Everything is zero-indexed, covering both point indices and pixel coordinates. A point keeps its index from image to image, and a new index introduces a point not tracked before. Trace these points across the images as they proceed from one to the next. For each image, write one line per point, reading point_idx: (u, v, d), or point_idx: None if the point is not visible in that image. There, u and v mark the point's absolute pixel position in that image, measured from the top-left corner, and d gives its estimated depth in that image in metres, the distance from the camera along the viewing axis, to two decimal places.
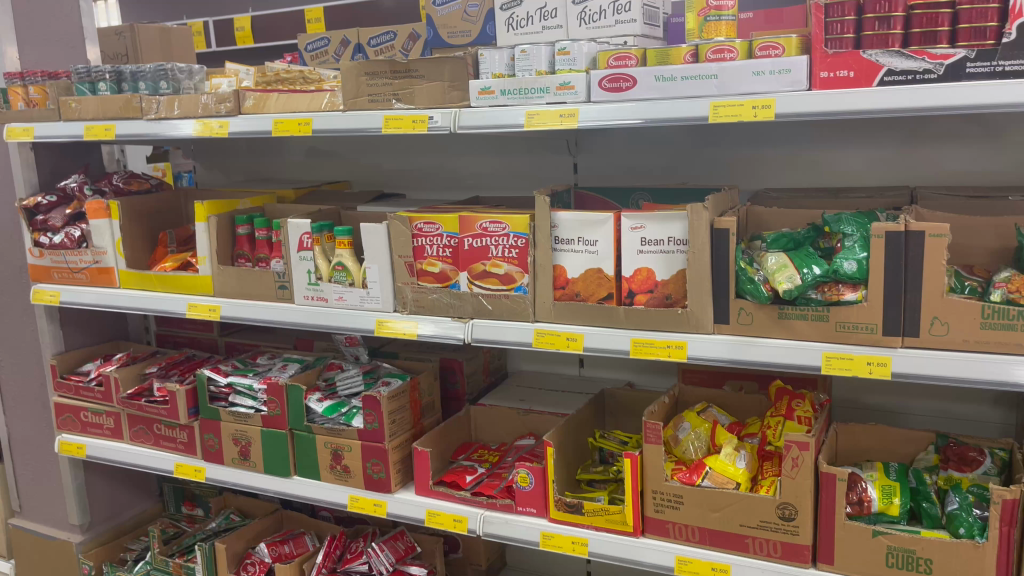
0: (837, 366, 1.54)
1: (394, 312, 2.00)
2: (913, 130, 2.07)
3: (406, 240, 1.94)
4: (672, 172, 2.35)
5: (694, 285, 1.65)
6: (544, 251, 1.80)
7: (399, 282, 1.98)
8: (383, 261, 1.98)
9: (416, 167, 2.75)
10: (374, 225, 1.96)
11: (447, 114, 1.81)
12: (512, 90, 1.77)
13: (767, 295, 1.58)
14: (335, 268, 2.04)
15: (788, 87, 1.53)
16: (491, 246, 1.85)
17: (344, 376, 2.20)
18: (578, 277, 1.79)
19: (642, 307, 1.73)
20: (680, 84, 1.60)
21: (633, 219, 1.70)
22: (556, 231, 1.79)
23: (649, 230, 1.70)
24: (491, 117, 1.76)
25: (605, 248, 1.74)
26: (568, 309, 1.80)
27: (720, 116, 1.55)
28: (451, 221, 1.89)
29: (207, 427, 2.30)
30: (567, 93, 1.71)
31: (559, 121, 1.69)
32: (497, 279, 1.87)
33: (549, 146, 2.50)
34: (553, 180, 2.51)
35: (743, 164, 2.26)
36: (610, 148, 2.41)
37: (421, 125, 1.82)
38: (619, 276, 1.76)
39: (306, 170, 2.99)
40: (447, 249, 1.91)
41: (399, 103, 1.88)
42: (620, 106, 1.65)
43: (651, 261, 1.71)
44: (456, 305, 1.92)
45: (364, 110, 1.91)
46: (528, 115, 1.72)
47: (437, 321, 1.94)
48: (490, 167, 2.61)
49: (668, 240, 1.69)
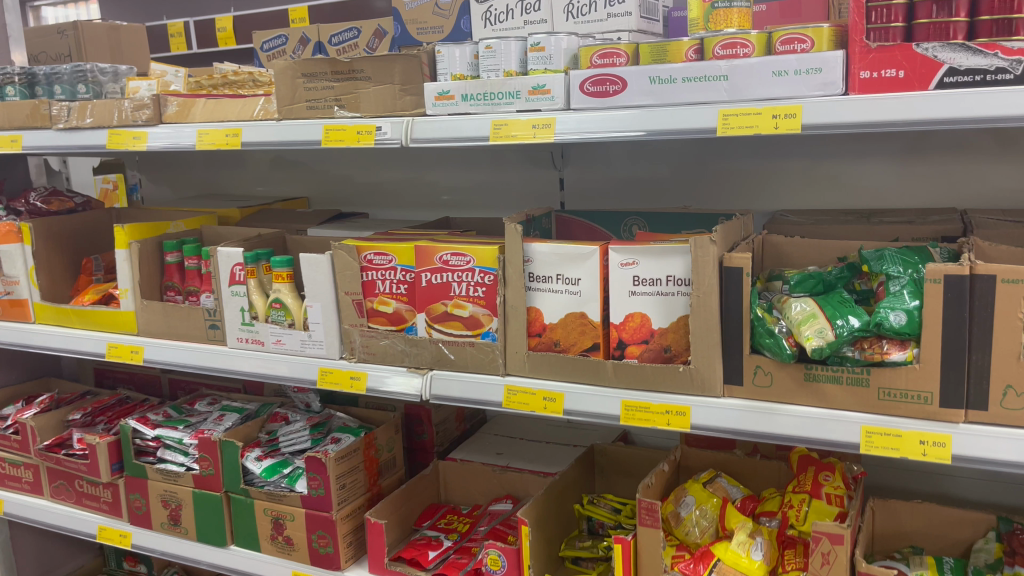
0: (881, 445, 1.22)
1: (340, 360, 1.67)
2: (917, 141, 1.77)
3: (353, 274, 1.62)
4: (672, 190, 2.02)
5: (699, 337, 1.33)
6: (516, 290, 1.47)
7: (346, 323, 1.65)
8: (328, 299, 1.66)
9: (383, 181, 2.43)
10: (316, 256, 1.65)
11: (398, 124, 1.49)
12: (476, 93, 1.44)
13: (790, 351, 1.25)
14: (272, 306, 1.73)
15: (818, 90, 1.20)
16: (453, 283, 1.53)
17: (289, 431, 1.89)
18: (557, 322, 1.46)
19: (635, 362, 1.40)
20: (680, 86, 1.28)
21: (624, 253, 1.38)
22: (530, 266, 1.46)
23: (644, 268, 1.38)
24: (449, 128, 1.44)
25: (590, 288, 1.42)
26: (544, 362, 1.47)
27: (731, 127, 1.23)
28: (406, 252, 1.57)
29: (133, 487, 1.98)
30: (541, 98, 1.39)
31: (531, 132, 1.37)
32: (461, 323, 1.54)
33: (533, 159, 2.17)
34: (536, 198, 2.19)
35: (755, 180, 1.93)
36: (601, 161, 2.09)
37: (368, 138, 1.51)
38: (607, 322, 1.44)
39: (265, 185, 2.67)
40: (402, 284, 1.59)
41: (343, 111, 1.56)
42: (605, 115, 1.33)
43: (645, 304, 1.38)
44: (412, 353, 1.60)
45: (301, 119, 1.59)
46: (493, 125, 1.40)
47: (389, 371, 1.61)
48: (465, 182, 2.29)
49: (666, 279, 1.37)
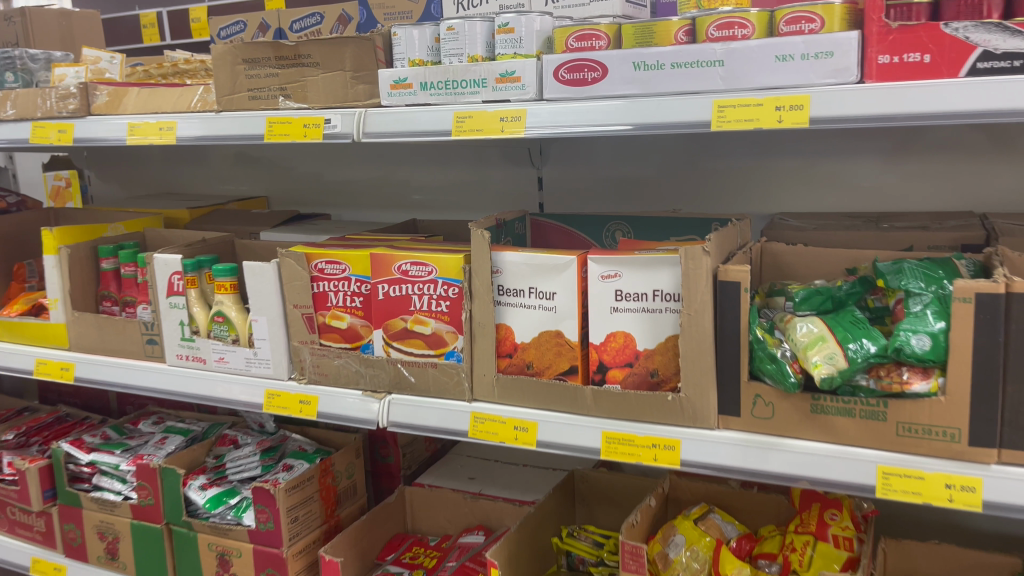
0: (899, 489, 1.06)
1: (288, 381, 1.49)
2: (905, 139, 1.62)
3: (303, 285, 1.45)
4: (660, 190, 1.85)
5: (690, 361, 1.16)
6: (483, 305, 1.30)
7: (295, 340, 1.48)
8: (275, 312, 1.48)
9: (350, 179, 2.24)
10: (261, 264, 1.47)
11: (349, 116, 1.31)
12: (438, 81, 1.26)
13: (795, 380, 1.08)
14: (213, 320, 1.54)
15: (829, 78, 1.02)
16: (413, 296, 1.36)
17: (237, 456, 1.71)
18: (529, 342, 1.28)
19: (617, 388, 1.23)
20: (669, 72, 1.11)
21: (605, 264, 1.21)
22: (499, 277, 1.29)
23: (627, 281, 1.21)
24: (406, 120, 1.26)
25: (567, 304, 1.24)
26: (516, 387, 1.30)
27: (727, 120, 1.06)
28: (360, 260, 1.40)
29: (67, 516, 1.80)
30: (510, 87, 1.21)
31: (497, 124, 1.20)
32: (423, 341, 1.37)
33: (510, 156, 2.00)
34: (514, 198, 2.02)
35: (751, 180, 1.77)
36: (583, 159, 1.91)
37: (315, 132, 1.33)
38: (586, 343, 1.27)
39: (224, 183, 2.47)
40: (357, 297, 1.42)
41: (288, 101, 1.39)
42: (582, 107, 1.16)
43: (629, 322, 1.21)
44: (368, 374, 1.42)
45: (243, 111, 1.42)
46: (455, 118, 1.23)
47: (343, 395, 1.44)
48: (437, 181, 2.11)
49: (652, 294, 1.20)
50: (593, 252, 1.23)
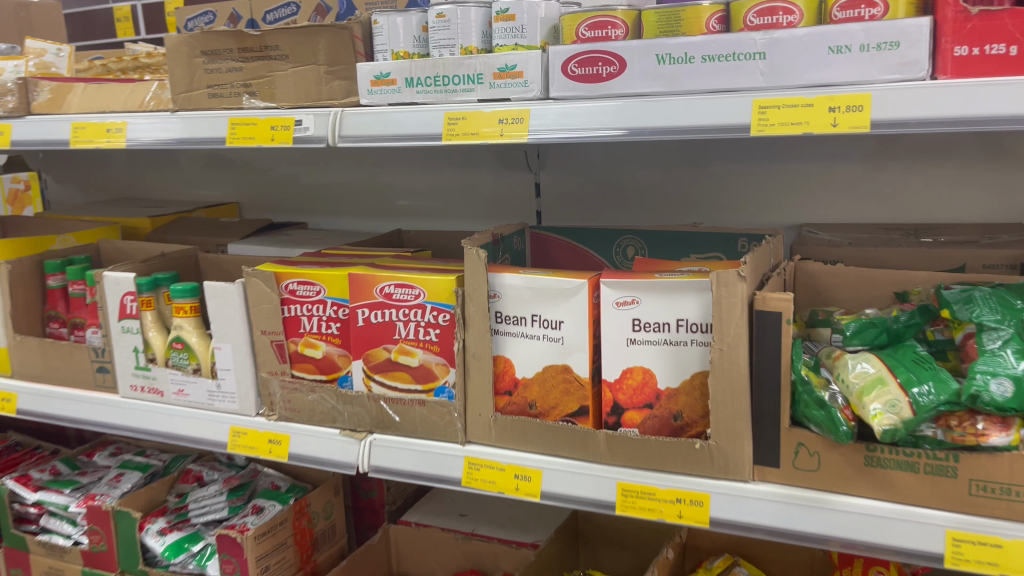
0: (971, 557, 0.90)
1: (256, 417, 1.32)
2: (882, 145, 1.51)
3: (272, 308, 1.27)
4: (670, 197, 1.69)
5: (721, 403, 0.99)
6: (478, 335, 1.13)
7: (263, 371, 1.30)
8: (240, 339, 1.30)
9: (329, 183, 2.06)
10: (223, 285, 1.29)
11: (323, 117, 1.14)
12: (426, 76, 1.09)
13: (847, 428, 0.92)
14: (171, 346, 1.37)
15: (893, 74, 0.86)
16: (398, 323, 1.19)
17: (201, 496, 1.52)
18: (532, 378, 1.11)
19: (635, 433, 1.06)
20: (699, 66, 0.94)
21: (621, 290, 1.05)
22: (497, 303, 1.12)
23: (647, 309, 1.04)
24: (389, 121, 1.09)
25: (576, 334, 1.08)
26: (516, 429, 1.13)
27: (769, 123, 0.89)
28: (338, 282, 1.23)
29: (14, 560, 1.62)
30: (510, 83, 1.04)
31: (495, 127, 1.03)
32: (409, 375, 1.20)
33: (504, 160, 1.83)
34: (509, 206, 1.85)
35: (770, 186, 1.61)
36: (585, 163, 1.74)
37: (284, 135, 1.16)
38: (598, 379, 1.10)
39: (192, 188, 2.28)
40: (335, 323, 1.25)
41: (254, 99, 1.21)
42: (595, 106, 0.98)
43: (647, 357, 1.05)
44: (346, 411, 1.24)
45: (201, 111, 1.24)
46: (447, 120, 1.06)
47: (318, 434, 1.26)
48: (424, 186, 1.94)
49: (676, 324, 1.03)
50: (606, 275, 1.07)
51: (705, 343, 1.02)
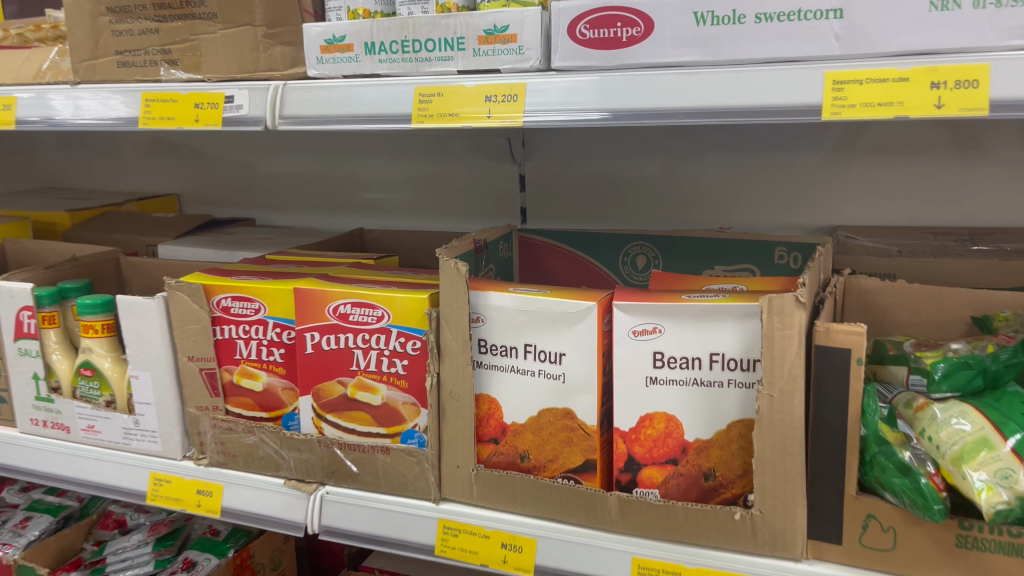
0: None
1: (182, 462, 1.07)
2: (900, 136, 1.31)
3: (200, 329, 1.03)
4: (677, 192, 1.45)
5: (769, 464, 0.77)
6: (456, 368, 0.90)
7: (191, 406, 1.06)
8: (161, 366, 1.06)
9: (284, 173, 1.81)
10: (140, 300, 1.04)
11: (259, 92, 0.90)
12: (392, 41, 0.85)
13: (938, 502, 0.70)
14: (79, 373, 1.12)
15: (1014, 39, 0.64)
16: (355, 351, 0.95)
17: (121, 547, 1.27)
18: (525, 424, 0.89)
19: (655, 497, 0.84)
20: (751, 28, 0.71)
21: (640, 316, 0.83)
22: (480, 328, 0.89)
23: (671, 340, 0.82)
24: (345, 98, 0.85)
25: (580, 370, 0.85)
26: (504, 487, 0.90)
27: (846, 101, 0.67)
28: (282, 298, 0.99)
29: None
30: (500, 50, 0.81)
31: (480, 106, 0.80)
32: (370, 416, 0.96)
33: (484, 150, 1.58)
34: (488, 202, 1.61)
35: (796, 182, 1.38)
36: (578, 153, 1.51)
37: (211, 115, 0.92)
38: (605, 425, 0.88)
39: (127, 177, 2.01)
40: (278, 348, 1.01)
41: (173, 69, 0.96)
42: (613, 79, 0.76)
43: (671, 400, 0.83)
44: (291, 457, 1.01)
45: (109, 83, 0.99)
46: (418, 96, 0.83)
47: (258, 485, 1.03)
48: (392, 177, 1.69)
49: (709, 360, 0.81)
50: (618, 296, 0.84)
51: (744, 385, 0.81)
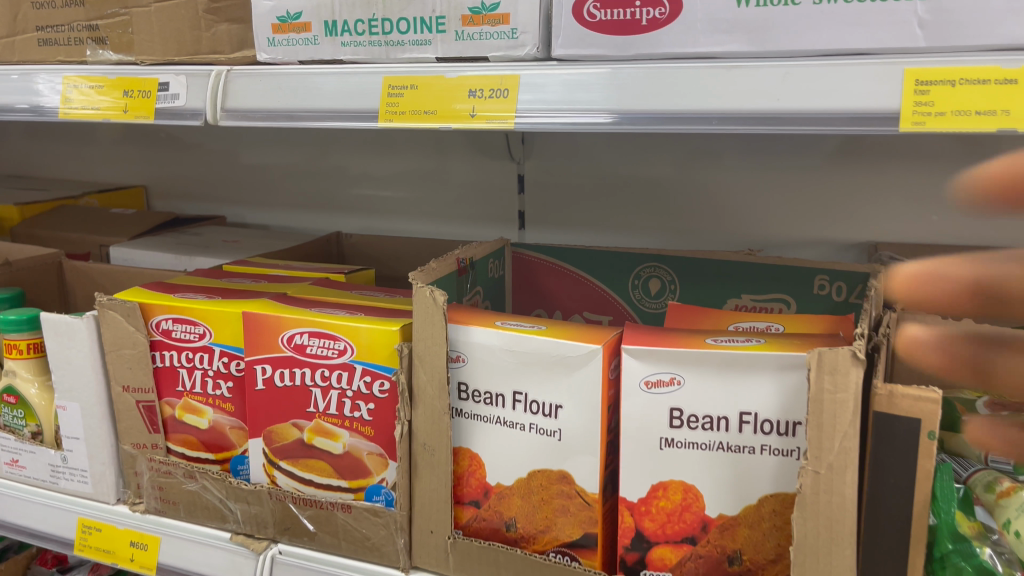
0: None
1: (116, 508, 0.92)
2: (951, 142, 1.14)
3: (136, 355, 0.88)
4: (692, 199, 1.29)
5: (811, 555, 0.62)
6: (431, 417, 0.75)
7: (125, 443, 0.91)
8: (92, 396, 0.91)
9: (261, 165, 1.65)
10: (68, 319, 0.89)
11: (199, 78, 0.74)
12: (357, 20, 0.69)
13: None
14: (3, 400, 0.97)
15: None
16: (313, 390, 0.80)
17: None
18: (513, 487, 0.73)
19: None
20: (806, 11, 0.56)
21: (653, 365, 0.67)
22: (460, 370, 0.74)
23: (693, 394, 0.67)
24: (299, 88, 0.70)
25: (581, 427, 0.70)
26: (485, 560, 0.75)
27: (933, 109, 0.52)
28: (229, 323, 0.84)
29: None
30: (489, 33, 0.65)
31: (462, 103, 0.65)
32: (329, 466, 0.81)
33: (479, 146, 1.42)
34: (483, 204, 1.45)
35: (829, 190, 1.21)
36: (582, 151, 1.34)
37: (143, 104, 0.76)
38: (609, 490, 0.72)
39: (95, 166, 1.85)
40: (225, 381, 0.86)
41: (102, 50, 0.81)
42: (628, 72, 0.60)
43: (690, 467, 0.68)
44: (239, 509, 0.86)
45: (28, 63, 0.84)
46: (387, 90, 0.67)
47: (201, 539, 0.88)
48: (377, 173, 1.54)
49: (738, 422, 0.66)
50: (628, 339, 0.69)
51: (781, 453, 0.65)
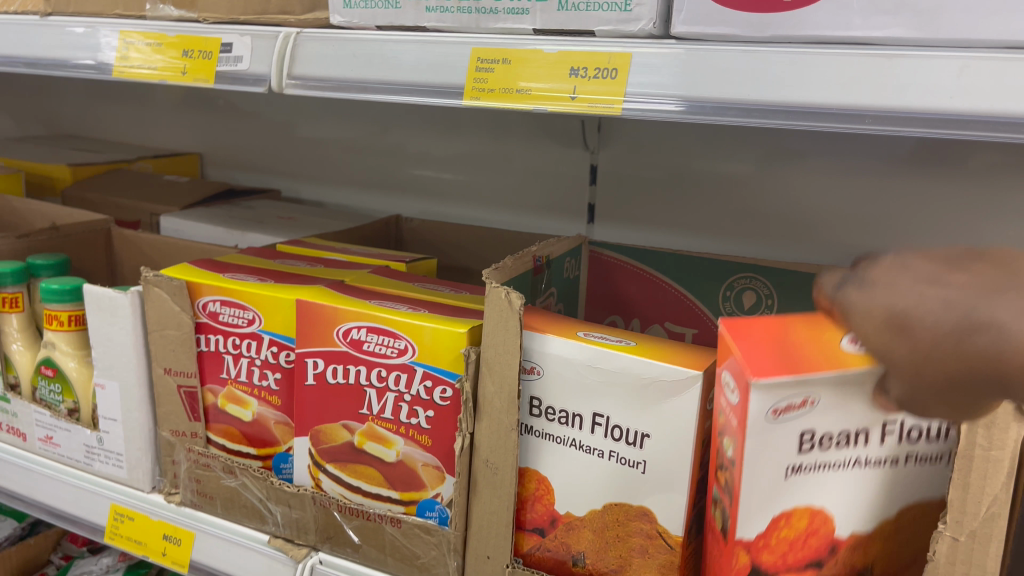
0: None
1: (150, 496, 0.87)
2: None
3: (181, 337, 0.82)
4: (778, 202, 1.18)
5: None
6: (496, 433, 0.67)
7: (165, 429, 0.85)
8: (132, 376, 0.85)
9: (318, 138, 1.59)
10: (111, 294, 0.84)
11: (265, 40, 0.67)
12: None
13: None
14: (40, 372, 0.92)
15: None
16: (368, 391, 0.73)
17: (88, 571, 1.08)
18: (584, 517, 0.66)
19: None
20: None
21: (783, 390, 0.51)
22: (532, 383, 0.66)
23: (825, 412, 0.53)
24: (376, 57, 0.62)
25: (670, 461, 0.61)
26: None
27: None
28: (280, 310, 0.77)
29: None
30: (597, 2, 0.57)
31: (563, 82, 0.57)
32: (380, 474, 0.74)
33: (548, 132, 1.33)
34: (549, 193, 1.37)
35: (936, 204, 1.09)
36: (663, 142, 1.25)
37: (204, 66, 0.70)
38: (713, 510, 0.59)
39: (152, 129, 1.81)
40: (272, 372, 0.79)
41: (163, 5, 0.74)
42: (763, 57, 0.51)
43: (824, 490, 0.55)
44: (279, 512, 0.79)
45: (84, 16, 0.77)
46: (475, 65, 0.59)
47: (237, 540, 0.82)
48: (438, 154, 1.46)
49: (878, 432, 0.54)
50: (747, 360, 0.51)
51: (929, 460, 0.56)
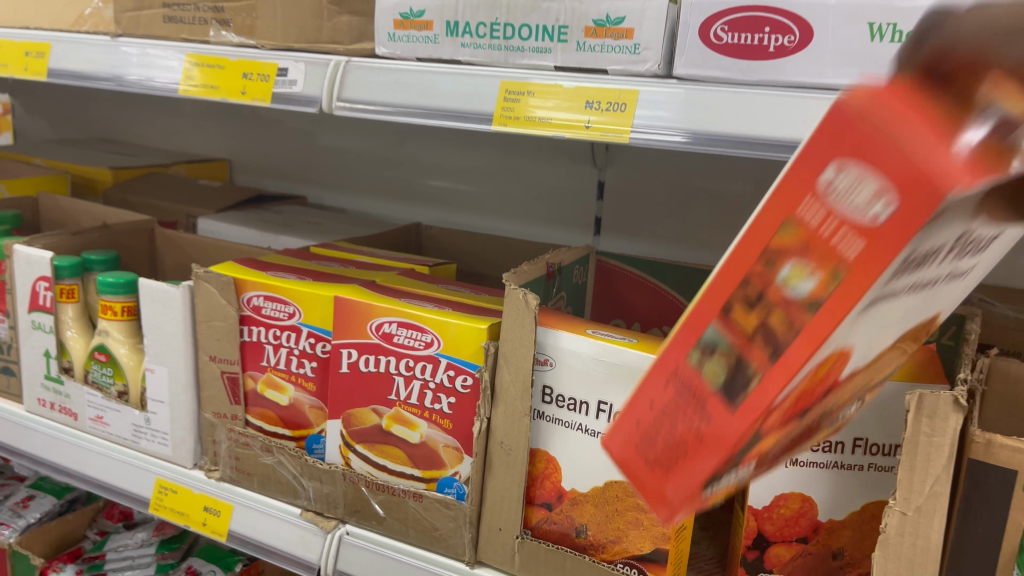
0: None
1: (192, 472, 0.96)
2: None
3: (226, 328, 0.91)
4: None
5: None
6: (512, 417, 0.76)
7: (207, 411, 0.94)
8: (180, 362, 0.94)
9: (341, 149, 1.68)
10: (165, 287, 0.93)
11: (317, 67, 0.76)
12: (479, 22, 0.71)
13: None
14: (92, 358, 1.01)
15: None
16: (396, 378, 0.82)
17: (124, 544, 1.17)
18: (587, 493, 0.74)
19: (743, 474, 0.46)
20: None
21: (948, 201, 0.30)
22: (545, 373, 0.75)
23: (948, 219, 0.33)
24: (417, 85, 0.71)
25: None
26: (551, 561, 0.76)
27: None
28: (319, 305, 0.86)
29: None
30: (611, 46, 0.66)
31: (579, 114, 0.65)
32: (404, 454, 0.83)
33: (559, 149, 1.43)
34: (559, 206, 1.46)
35: None
36: (668, 163, 1.34)
37: (262, 87, 0.79)
38: (693, 353, 0.39)
39: (181, 135, 1.90)
40: (308, 361, 0.88)
41: (224, 31, 0.84)
42: (751, 97, 0.60)
43: (873, 328, 0.40)
44: (312, 487, 0.88)
45: (152, 39, 0.87)
46: (503, 95, 0.68)
47: (272, 512, 0.91)
48: (454, 166, 1.55)
49: (954, 243, 0.37)
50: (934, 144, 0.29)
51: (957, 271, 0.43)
